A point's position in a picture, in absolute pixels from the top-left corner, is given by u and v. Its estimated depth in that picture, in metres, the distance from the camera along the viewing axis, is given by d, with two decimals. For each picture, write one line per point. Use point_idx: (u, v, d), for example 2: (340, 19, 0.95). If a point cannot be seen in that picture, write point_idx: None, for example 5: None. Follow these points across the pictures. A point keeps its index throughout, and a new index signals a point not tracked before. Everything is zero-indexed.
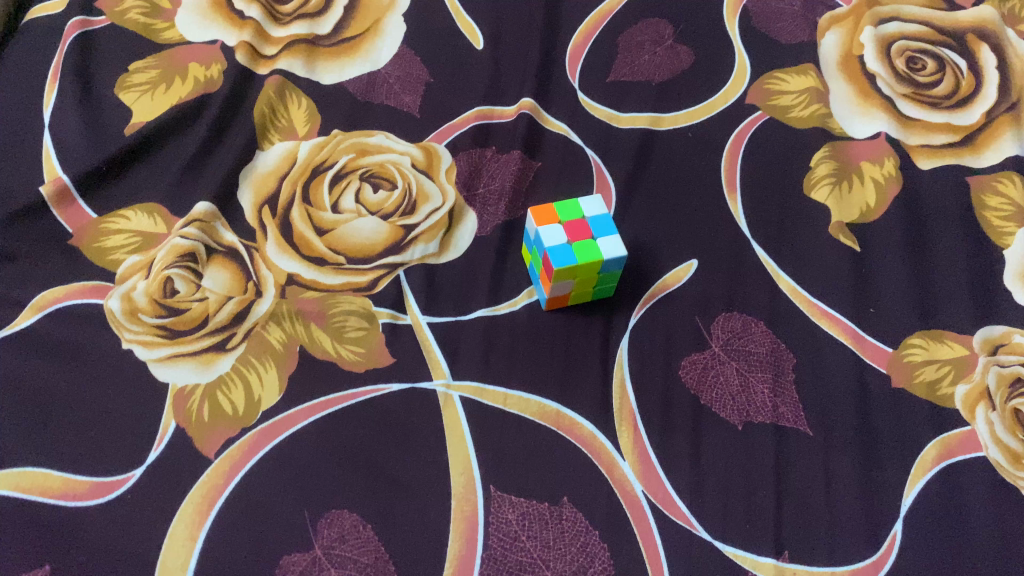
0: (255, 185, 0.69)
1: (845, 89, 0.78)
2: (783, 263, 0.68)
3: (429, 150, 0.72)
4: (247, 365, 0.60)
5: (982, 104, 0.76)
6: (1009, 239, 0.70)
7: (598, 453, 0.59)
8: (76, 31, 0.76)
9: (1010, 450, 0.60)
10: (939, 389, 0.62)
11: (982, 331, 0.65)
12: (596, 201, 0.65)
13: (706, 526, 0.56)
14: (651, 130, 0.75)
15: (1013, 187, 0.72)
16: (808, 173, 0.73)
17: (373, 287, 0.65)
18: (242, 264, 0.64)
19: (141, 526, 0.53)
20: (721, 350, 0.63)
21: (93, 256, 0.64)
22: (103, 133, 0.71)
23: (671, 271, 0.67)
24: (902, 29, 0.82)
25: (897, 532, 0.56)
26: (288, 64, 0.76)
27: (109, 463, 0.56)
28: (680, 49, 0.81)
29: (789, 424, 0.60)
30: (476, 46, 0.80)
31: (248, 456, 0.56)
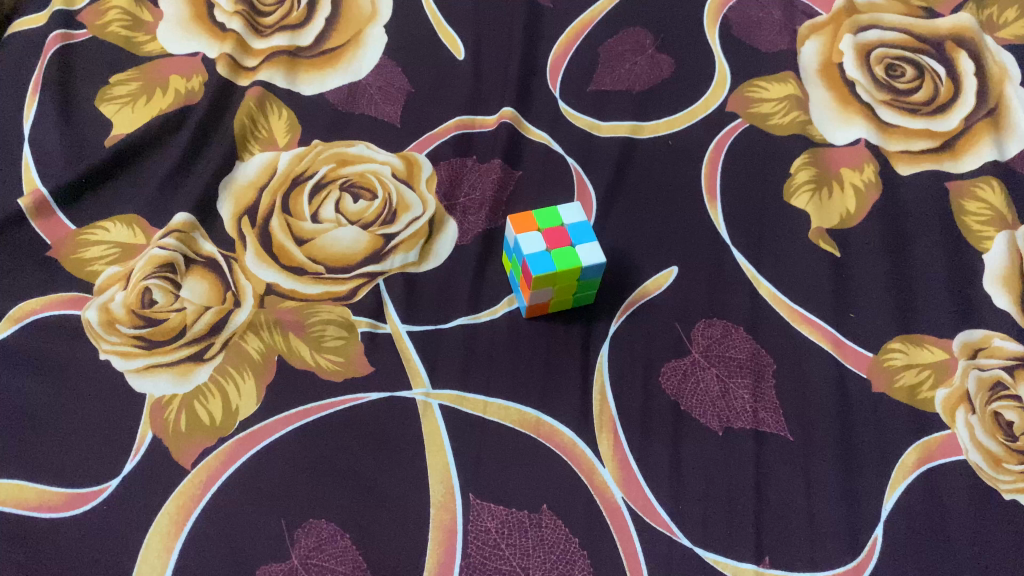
0: (235, 196, 0.69)
1: (824, 96, 0.79)
2: (763, 269, 0.68)
3: (410, 159, 0.72)
4: (225, 375, 0.60)
5: (961, 110, 0.77)
6: (988, 243, 0.70)
7: (579, 461, 0.58)
8: (57, 45, 0.76)
9: (991, 454, 0.60)
10: (920, 393, 0.62)
11: (962, 335, 0.65)
12: (575, 208, 0.65)
13: (686, 532, 0.56)
14: (631, 138, 0.76)
15: (991, 192, 0.72)
16: (788, 180, 0.73)
17: (353, 296, 0.65)
18: (221, 274, 0.64)
19: (117, 536, 0.53)
20: (701, 357, 0.63)
21: (71, 267, 0.64)
22: (83, 145, 0.71)
23: (652, 278, 0.67)
24: (881, 36, 0.82)
25: (877, 536, 0.56)
26: (269, 75, 0.76)
27: (85, 474, 0.55)
28: (661, 59, 0.81)
29: (770, 429, 0.60)
30: (457, 57, 0.81)
31: (224, 466, 0.56)
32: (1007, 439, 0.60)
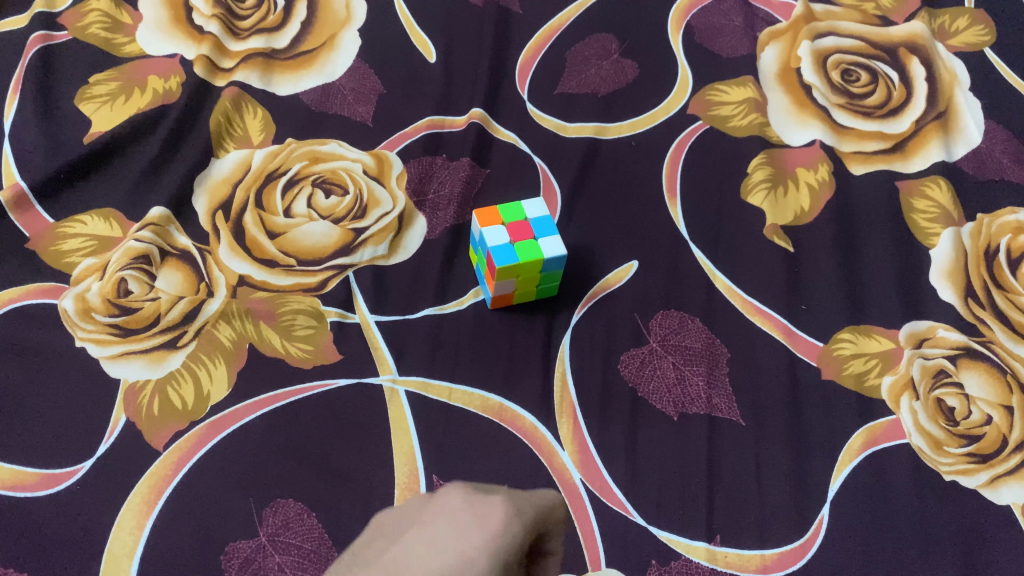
0: (209, 191, 0.71)
1: (781, 100, 0.82)
2: (719, 263, 0.71)
3: (381, 157, 0.75)
4: (197, 361, 0.62)
5: (912, 114, 0.80)
6: (935, 239, 0.73)
7: (539, 443, 0.61)
8: (37, 46, 0.78)
9: (933, 437, 0.62)
10: (867, 380, 0.65)
11: (908, 326, 0.68)
12: (539, 203, 0.67)
13: (641, 512, 0.59)
14: (596, 138, 0.78)
15: (938, 191, 0.76)
16: (745, 178, 0.76)
17: (323, 287, 0.67)
18: (194, 266, 0.66)
19: (89, 515, 0.55)
20: (658, 346, 0.66)
21: (49, 258, 0.66)
22: (62, 142, 0.73)
23: (614, 272, 0.70)
24: (838, 43, 0.85)
25: (824, 516, 0.59)
26: (245, 76, 0.79)
27: (60, 455, 0.57)
28: (626, 64, 0.84)
29: (723, 415, 0.63)
30: (429, 60, 0.83)
31: (195, 448, 0.58)
32: (948, 423, 0.63)
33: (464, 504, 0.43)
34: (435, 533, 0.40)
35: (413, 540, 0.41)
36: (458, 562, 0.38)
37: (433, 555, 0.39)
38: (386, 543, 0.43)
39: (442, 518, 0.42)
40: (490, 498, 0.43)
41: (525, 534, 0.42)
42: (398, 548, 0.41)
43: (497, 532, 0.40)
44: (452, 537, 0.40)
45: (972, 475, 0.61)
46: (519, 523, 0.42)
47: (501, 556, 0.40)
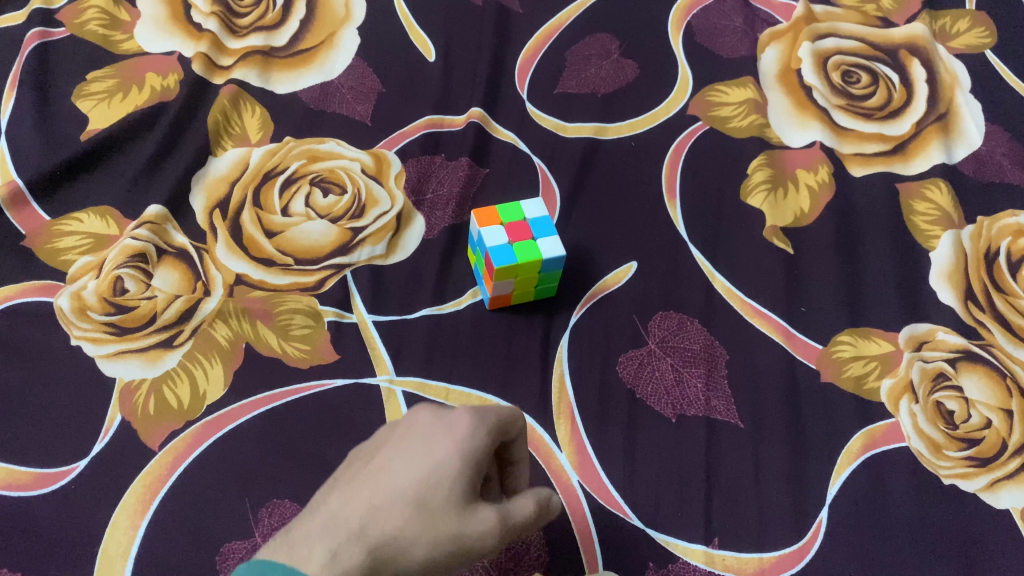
0: (207, 189, 0.70)
1: (782, 101, 0.81)
2: (719, 264, 0.71)
3: (380, 156, 0.74)
4: (193, 361, 0.61)
5: (913, 116, 0.80)
6: (935, 241, 0.73)
7: (536, 444, 0.60)
8: (34, 42, 0.78)
9: (932, 441, 0.62)
10: (866, 383, 0.65)
11: (907, 328, 0.68)
12: (537, 203, 0.67)
13: (639, 514, 0.58)
14: (595, 138, 0.78)
15: (939, 193, 0.75)
16: (745, 180, 0.76)
17: (321, 287, 0.66)
18: (192, 265, 0.66)
19: (83, 515, 0.55)
20: (657, 347, 0.65)
21: (45, 256, 0.66)
22: (59, 139, 0.72)
23: (612, 273, 0.70)
24: (838, 44, 0.85)
25: (822, 519, 0.59)
26: (243, 74, 0.78)
27: (55, 455, 0.57)
28: (626, 64, 0.83)
29: (721, 417, 0.62)
30: (428, 59, 0.83)
31: (191, 448, 0.58)
32: (948, 427, 0.62)
33: (434, 419, 0.42)
34: (407, 444, 0.40)
35: (386, 453, 0.40)
36: (432, 474, 0.39)
37: (407, 470, 0.39)
38: (356, 461, 0.41)
39: (411, 435, 0.41)
40: (454, 411, 0.42)
41: (491, 440, 0.41)
42: (372, 465, 0.39)
43: (466, 442, 0.40)
44: (424, 453, 0.39)
45: (972, 479, 0.61)
46: (485, 432, 0.41)
47: (471, 463, 0.40)
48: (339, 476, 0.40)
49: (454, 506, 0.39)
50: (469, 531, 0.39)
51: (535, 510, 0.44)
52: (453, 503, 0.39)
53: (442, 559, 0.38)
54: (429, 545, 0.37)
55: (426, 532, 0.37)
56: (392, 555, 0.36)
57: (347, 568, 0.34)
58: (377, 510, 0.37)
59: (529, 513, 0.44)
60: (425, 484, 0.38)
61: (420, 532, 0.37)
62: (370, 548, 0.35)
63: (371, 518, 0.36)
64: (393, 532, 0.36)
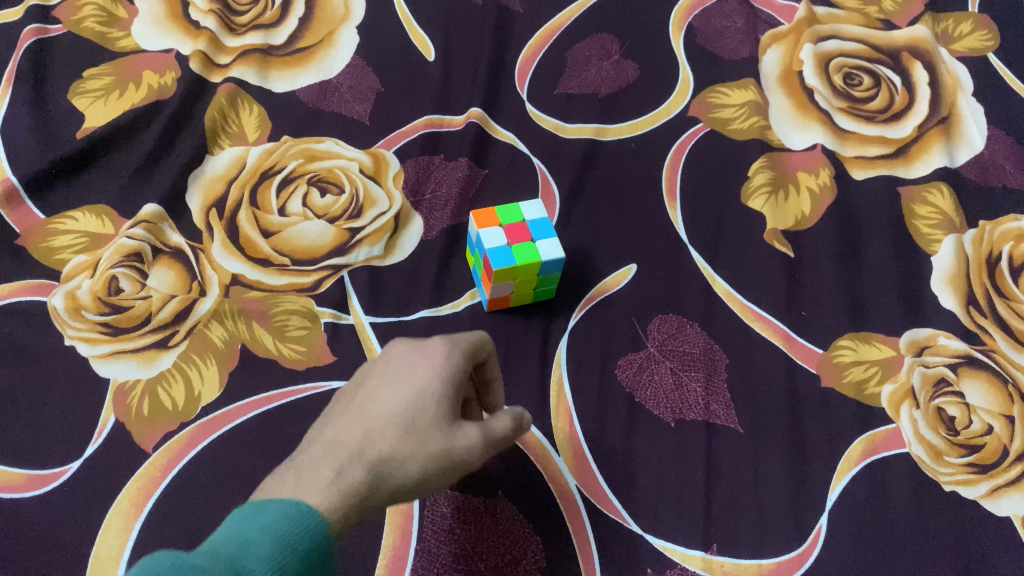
0: (203, 188, 0.70)
1: (783, 103, 0.81)
2: (719, 267, 0.70)
3: (378, 156, 0.74)
4: (188, 362, 0.61)
5: (915, 119, 0.80)
6: (937, 245, 0.72)
7: (534, 448, 0.60)
8: (31, 39, 0.77)
9: (933, 447, 0.62)
10: (867, 388, 0.64)
11: (908, 333, 0.67)
12: (537, 205, 0.66)
13: (637, 520, 0.58)
14: (595, 140, 0.77)
15: (941, 197, 0.75)
16: (746, 182, 0.75)
17: (317, 287, 0.66)
18: (187, 265, 0.65)
19: (76, 517, 0.54)
20: (656, 351, 0.65)
21: (40, 255, 0.65)
22: (54, 137, 0.72)
23: (612, 275, 0.69)
24: (840, 46, 0.84)
25: (822, 525, 0.58)
26: (241, 72, 0.78)
27: (48, 456, 0.56)
28: (627, 64, 0.83)
29: (721, 422, 0.62)
30: (428, 58, 0.82)
31: (186, 449, 0.57)
32: (949, 433, 0.62)
33: (412, 348, 0.47)
34: (393, 370, 0.46)
35: (375, 379, 0.46)
36: (417, 397, 0.44)
37: (395, 395, 0.44)
38: (344, 393, 0.46)
39: (394, 364, 0.46)
40: (430, 339, 0.48)
41: (467, 358, 0.48)
42: (361, 394, 0.45)
43: (445, 366, 0.46)
44: (409, 378, 0.45)
45: (973, 486, 0.60)
46: (461, 353, 0.47)
47: (452, 384, 0.46)
48: (330, 408, 0.45)
49: (440, 426, 0.45)
50: (455, 447, 0.45)
51: (513, 425, 0.50)
52: (439, 420, 0.45)
53: (434, 474, 0.44)
54: (421, 461, 0.43)
55: (417, 449, 0.43)
56: (388, 472, 0.42)
57: (351, 484, 0.39)
58: (371, 433, 0.42)
59: (507, 430, 0.49)
60: (411, 406, 0.44)
61: (411, 452, 0.43)
62: (369, 467, 0.41)
63: (367, 442, 0.42)
64: (387, 452, 0.42)
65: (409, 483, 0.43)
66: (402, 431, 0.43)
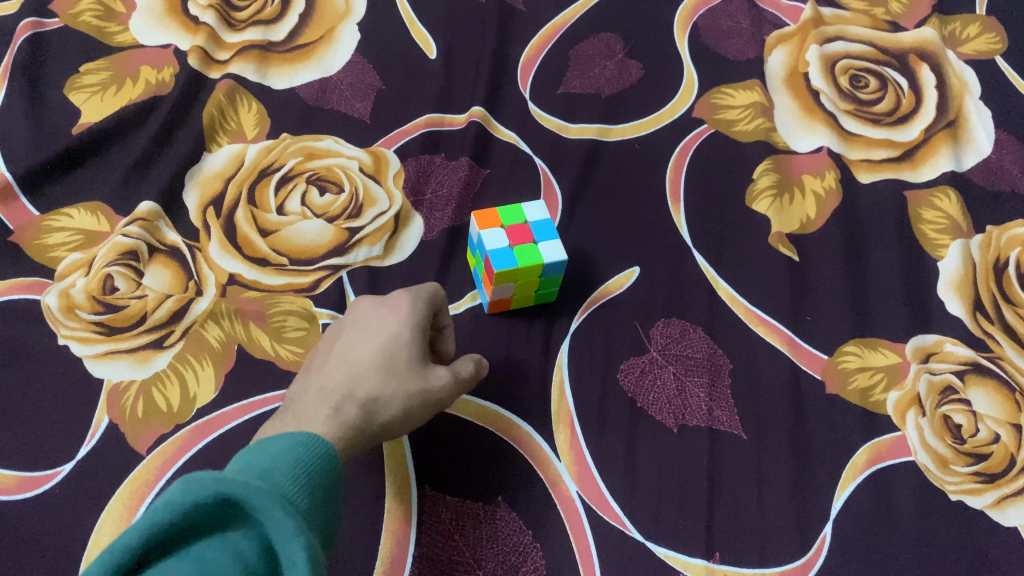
0: (201, 186, 0.69)
1: (788, 105, 0.80)
2: (722, 271, 0.69)
3: (378, 154, 0.73)
4: (184, 362, 0.60)
5: (921, 122, 0.79)
6: (943, 250, 0.71)
7: (534, 454, 0.59)
8: (27, 33, 0.76)
9: (939, 455, 0.61)
10: (872, 395, 0.63)
11: (914, 340, 0.66)
12: (539, 206, 0.65)
13: (639, 527, 0.57)
14: (599, 140, 0.76)
15: (948, 201, 0.74)
16: (750, 185, 0.74)
17: (316, 288, 0.65)
18: (184, 263, 0.64)
19: (67, 520, 0.53)
20: (659, 355, 0.64)
21: (33, 253, 0.64)
22: (50, 133, 0.71)
23: (614, 278, 0.68)
24: (847, 48, 0.83)
25: (826, 534, 0.57)
26: (240, 69, 0.77)
27: (40, 458, 0.55)
28: (631, 64, 0.82)
29: (724, 428, 0.61)
30: (429, 56, 0.81)
31: (180, 452, 0.56)
32: (955, 441, 0.61)
33: (378, 304, 0.54)
34: (363, 327, 0.53)
35: (348, 336, 0.52)
36: (390, 344, 0.51)
37: (370, 344, 0.51)
38: (323, 348, 0.53)
39: (364, 320, 0.53)
40: (394, 296, 0.55)
41: (427, 309, 0.55)
42: (338, 347, 0.52)
43: (410, 317, 0.53)
44: (380, 330, 0.52)
45: (979, 495, 0.59)
46: (422, 305, 0.54)
47: (418, 333, 0.53)
48: (312, 364, 0.52)
49: (415, 368, 0.51)
50: (431, 386, 0.52)
51: (475, 367, 0.56)
52: (412, 364, 0.51)
53: (413, 411, 0.51)
54: (403, 398, 0.50)
55: (398, 389, 0.50)
56: (377, 410, 0.48)
57: (346, 420, 0.46)
58: (355, 378, 0.49)
59: (472, 372, 0.56)
60: (386, 352, 0.51)
61: (393, 391, 0.49)
62: (360, 405, 0.48)
63: (355, 385, 0.48)
64: (374, 392, 0.49)
65: (393, 418, 0.49)
66: (382, 375, 0.50)
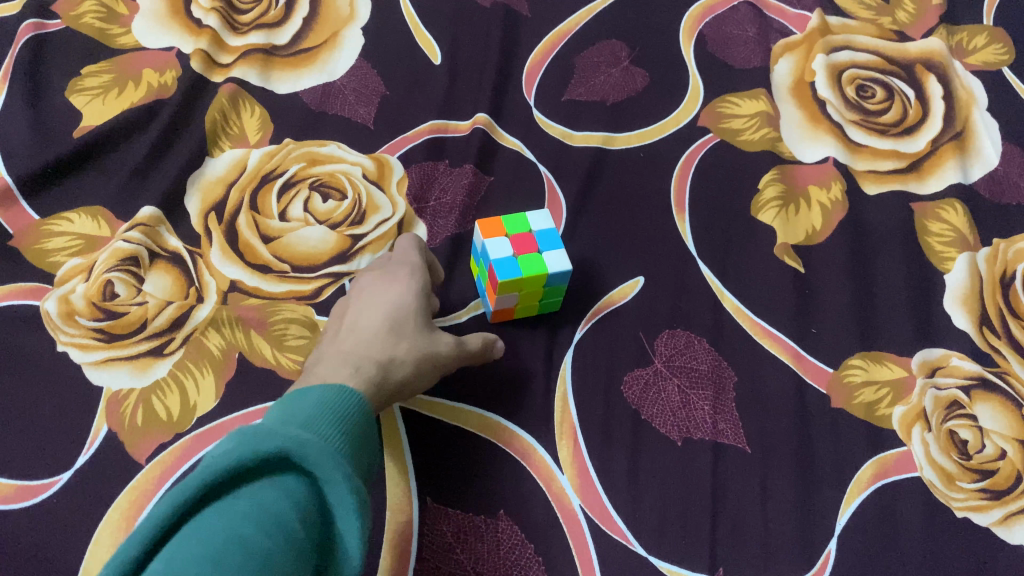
0: (202, 191, 0.68)
1: (795, 114, 0.79)
2: (728, 282, 0.69)
3: (381, 160, 0.72)
4: (184, 371, 0.59)
5: (928, 133, 0.78)
6: (950, 263, 0.71)
7: (538, 466, 0.58)
8: (28, 34, 0.75)
9: (945, 471, 0.60)
10: (878, 410, 0.63)
11: (920, 353, 0.66)
12: (544, 215, 0.65)
13: (642, 541, 0.56)
14: (603, 148, 0.76)
15: (954, 214, 0.74)
16: (756, 195, 0.74)
17: (318, 295, 0.64)
18: (185, 269, 0.64)
19: (65, 530, 0.53)
20: (663, 367, 0.63)
21: (33, 257, 0.63)
22: (50, 136, 0.70)
23: (618, 288, 0.68)
24: (853, 58, 0.83)
25: (831, 550, 0.57)
26: (243, 72, 0.76)
27: (38, 467, 0.55)
28: (636, 71, 0.81)
29: (728, 441, 0.60)
30: (433, 61, 0.80)
31: (180, 461, 0.56)
32: (961, 457, 0.61)
33: (377, 277, 0.58)
34: (368, 296, 0.56)
35: (354, 306, 0.56)
36: (396, 309, 0.55)
37: (377, 310, 0.54)
38: (331, 323, 0.56)
39: (367, 291, 0.57)
40: (392, 270, 0.59)
41: (423, 280, 0.59)
42: (347, 317, 0.55)
43: (409, 287, 0.57)
44: (385, 298, 0.56)
45: (985, 512, 0.59)
46: (419, 277, 0.58)
47: (420, 300, 0.57)
48: (325, 336, 0.54)
49: (421, 331, 0.55)
50: (438, 347, 0.55)
51: (482, 339, 0.59)
52: (418, 327, 0.55)
53: (425, 368, 0.54)
54: (415, 356, 0.53)
55: (410, 348, 0.53)
56: (394, 365, 0.51)
57: (370, 373, 0.49)
58: (370, 338, 0.52)
59: (481, 345, 0.58)
60: (394, 316, 0.54)
61: (406, 350, 0.52)
62: (380, 361, 0.50)
63: (371, 344, 0.51)
64: (390, 350, 0.52)
65: (409, 375, 0.52)
66: (391, 335, 0.53)
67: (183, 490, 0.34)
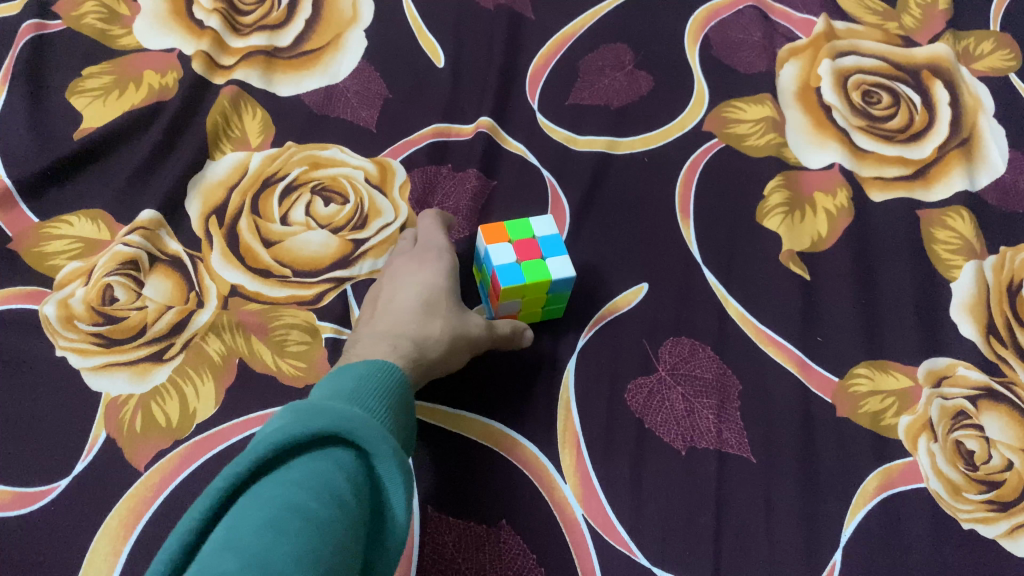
0: (203, 195, 0.68)
1: (801, 120, 0.79)
2: (732, 289, 0.68)
3: (383, 164, 0.72)
4: (184, 376, 0.59)
5: (935, 139, 0.78)
6: (956, 271, 0.70)
7: (540, 475, 0.58)
8: (29, 35, 0.75)
9: (951, 482, 0.60)
10: (884, 420, 0.62)
11: (926, 363, 0.65)
12: (547, 220, 0.64)
13: (645, 552, 0.56)
14: (607, 153, 0.75)
15: (961, 221, 0.73)
16: (761, 202, 0.73)
17: (319, 300, 0.64)
18: (185, 274, 0.63)
19: (62, 538, 0.52)
20: (667, 375, 0.63)
21: (32, 260, 0.63)
22: (50, 137, 0.70)
23: (622, 294, 0.67)
24: (859, 63, 0.82)
25: (836, 562, 0.56)
26: (244, 75, 0.75)
27: (36, 473, 0.54)
28: (640, 75, 0.81)
29: (733, 451, 0.60)
30: (436, 64, 0.80)
31: (178, 469, 0.55)
32: (967, 468, 0.60)
33: (409, 260, 0.61)
34: (400, 279, 0.59)
35: (389, 288, 0.59)
36: (427, 291, 0.58)
37: (409, 293, 0.58)
38: (368, 308, 0.60)
39: (399, 275, 0.60)
40: (422, 251, 0.62)
41: (453, 261, 0.62)
42: (383, 299, 0.58)
43: (438, 268, 0.60)
44: (416, 280, 0.59)
45: (992, 524, 0.58)
46: (448, 259, 0.61)
47: (449, 281, 0.60)
48: (363, 320, 0.58)
49: (452, 310, 0.58)
50: (471, 324, 0.57)
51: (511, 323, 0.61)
52: (449, 306, 0.58)
53: (459, 346, 0.56)
54: (448, 333, 0.56)
55: (442, 326, 0.56)
56: (428, 344, 0.54)
57: (404, 352, 0.53)
58: (403, 321, 0.55)
59: (511, 330, 0.60)
60: (424, 298, 0.57)
61: (438, 329, 0.55)
62: (412, 341, 0.54)
63: (404, 326, 0.55)
64: (422, 330, 0.55)
65: (444, 353, 0.55)
66: (423, 315, 0.56)
67: (233, 467, 0.33)
